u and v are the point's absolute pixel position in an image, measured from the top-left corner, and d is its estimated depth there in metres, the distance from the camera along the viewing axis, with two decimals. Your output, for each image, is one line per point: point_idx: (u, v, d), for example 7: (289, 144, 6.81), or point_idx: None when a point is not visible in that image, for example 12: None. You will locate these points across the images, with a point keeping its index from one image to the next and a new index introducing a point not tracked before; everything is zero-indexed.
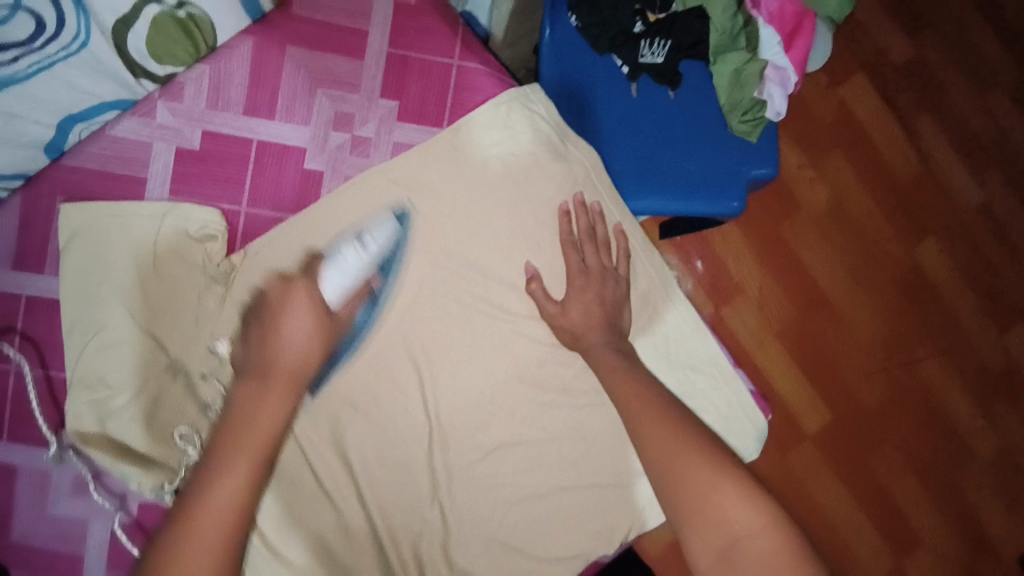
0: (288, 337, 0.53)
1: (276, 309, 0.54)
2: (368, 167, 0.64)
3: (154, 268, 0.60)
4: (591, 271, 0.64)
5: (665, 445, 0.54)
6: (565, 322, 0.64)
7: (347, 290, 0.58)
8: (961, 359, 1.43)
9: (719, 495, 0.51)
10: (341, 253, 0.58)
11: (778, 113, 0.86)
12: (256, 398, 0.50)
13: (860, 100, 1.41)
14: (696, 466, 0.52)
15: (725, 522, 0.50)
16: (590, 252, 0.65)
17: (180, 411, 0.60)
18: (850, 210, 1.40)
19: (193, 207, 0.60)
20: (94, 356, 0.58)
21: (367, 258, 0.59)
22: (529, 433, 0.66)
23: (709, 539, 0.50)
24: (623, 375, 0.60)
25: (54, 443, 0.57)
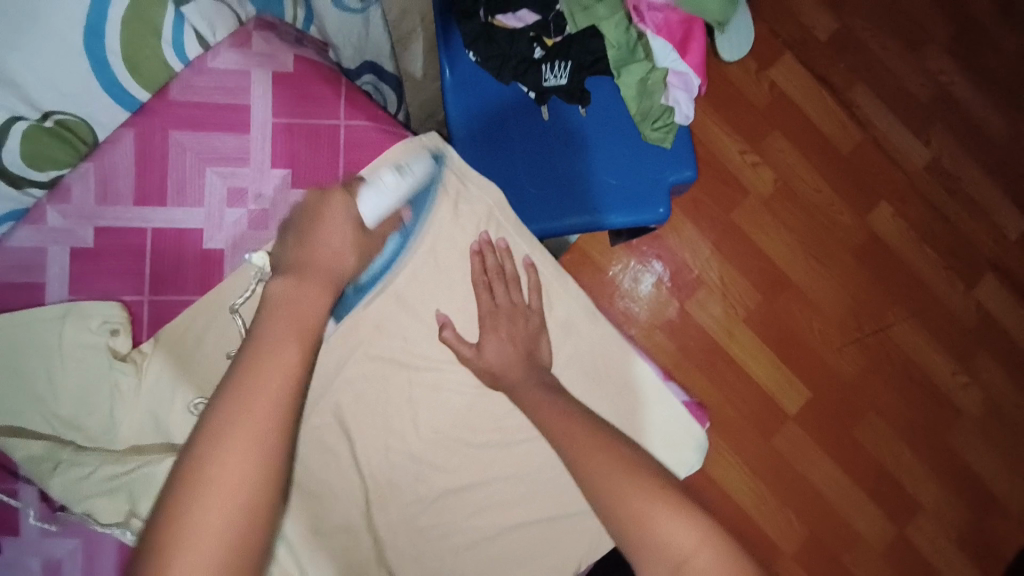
0: (323, 242, 0.55)
1: (314, 217, 0.56)
2: (268, 239, 0.64)
3: (63, 367, 0.60)
4: (500, 308, 0.66)
5: (598, 464, 0.54)
6: (482, 363, 0.65)
7: (384, 212, 0.60)
8: (933, 318, 1.43)
9: (652, 514, 0.50)
10: (377, 175, 0.61)
11: (686, 117, 0.86)
12: (298, 291, 0.50)
13: (791, 79, 1.43)
14: (626, 491, 0.52)
15: (667, 544, 0.48)
16: (500, 291, 0.67)
17: (148, 477, 0.58)
18: (799, 188, 1.41)
19: (91, 303, 0.60)
20: (27, 457, 0.57)
21: (402, 186, 0.62)
22: (468, 476, 0.66)
23: (655, 564, 0.49)
24: (549, 408, 0.61)
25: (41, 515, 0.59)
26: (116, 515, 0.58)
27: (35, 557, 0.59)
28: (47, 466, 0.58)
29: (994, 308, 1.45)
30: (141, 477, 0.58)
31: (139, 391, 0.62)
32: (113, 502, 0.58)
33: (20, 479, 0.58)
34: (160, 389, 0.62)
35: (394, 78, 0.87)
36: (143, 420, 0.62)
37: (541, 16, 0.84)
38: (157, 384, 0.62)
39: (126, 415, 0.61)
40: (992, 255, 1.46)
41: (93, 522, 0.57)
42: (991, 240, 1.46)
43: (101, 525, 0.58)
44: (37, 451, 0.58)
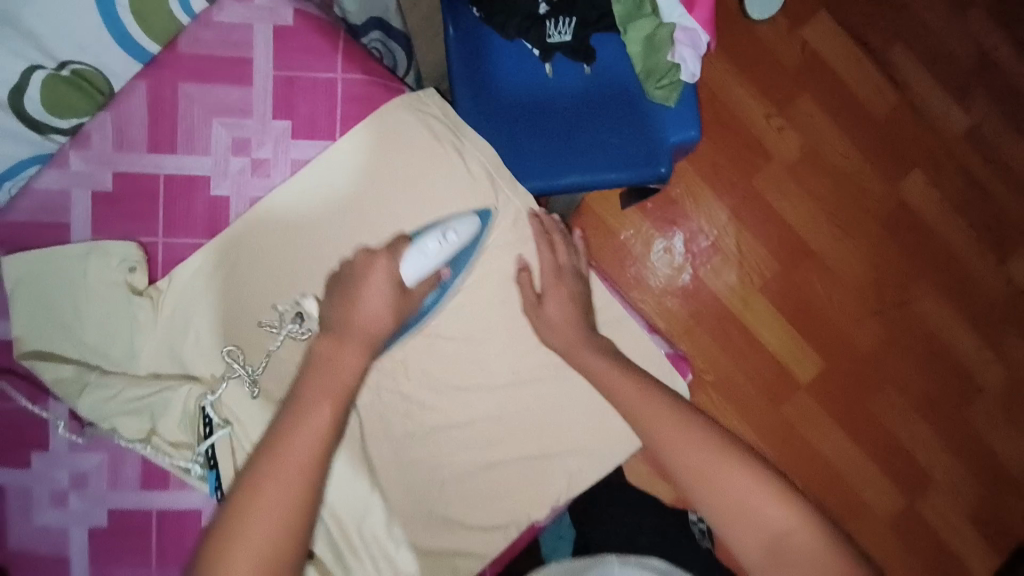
0: (366, 305, 0.61)
1: (359, 280, 0.62)
2: (271, 186, 0.68)
3: (87, 299, 0.66)
4: (562, 270, 0.71)
5: (688, 455, 0.57)
6: (547, 317, 0.69)
7: (424, 274, 0.64)
8: (960, 291, 1.39)
9: (754, 496, 0.54)
10: (425, 239, 0.64)
11: (692, 75, 0.84)
12: (338, 351, 0.58)
13: (822, 40, 1.37)
14: (727, 474, 0.56)
15: (769, 523, 0.53)
16: (562, 253, 0.71)
17: (170, 399, 0.66)
18: (826, 153, 1.37)
19: (111, 242, 0.65)
20: (57, 377, 0.65)
21: (446, 250, 0.65)
22: (457, 416, 0.70)
23: (754, 541, 0.54)
24: (618, 376, 0.65)
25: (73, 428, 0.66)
26: (138, 433, 0.66)
27: (64, 469, 0.66)
28: (76, 386, 0.65)
29: None
30: (163, 400, 0.66)
31: (155, 323, 0.67)
32: (137, 420, 0.66)
33: (51, 395, 0.66)
34: (176, 322, 0.68)
35: (404, 32, 0.88)
36: (160, 350, 0.68)
37: None
38: (173, 318, 0.67)
39: (146, 344, 0.67)
40: None
41: (118, 437, 0.65)
42: None
43: (126, 440, 0.66)
44: (69, 374, 0.65)
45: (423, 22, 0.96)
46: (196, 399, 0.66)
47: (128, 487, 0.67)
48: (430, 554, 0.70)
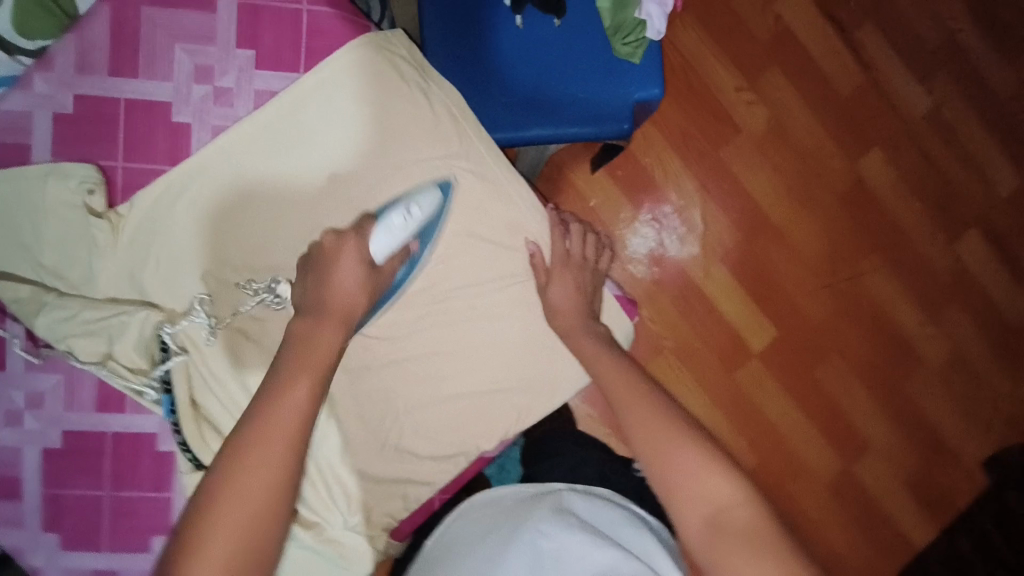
0: (340, 282, 0.61)
1: (331, 261, 0.62)
2: (234, 117, 0.68)
3: (45, 221, 0.66)
4: (573, 258, 0.75)
5: (646, 428, 0.60)
6: (556, 302, 0.72)
7: (394, 249, 0.64)
8: (907, 266, 1.43)
9: (700, 467, 0.56)
10: (390, 215, 0.64)
11: (658, 33, 0.86)
12: (312, 328, 0.58)
13: (796, 15, 1.40)
14: (679, 447, 0.58)
15: (711, 494, 0.54)
16: (574, 245, 0.76)
17: (129, 324, 0.67)
18: (791, 128, 1.41)
19: (70, 164, 0.65)
20: (14, 296, 0.65)
21: (412, 224, 0.65)
22: (412, 351, 0.73)
23: (692, 511, 0.54)
24: (607, 360, 0.69)
25: (30, 348, 0.66)
26: (94, 355, 0.67)
27: (20, 390, 0.67)
28: (35, 305, 0.65)
29: (974, 263, 1.44)
30: (122, 325, 0.67)
31: (113, 247, 0.67)
32: (96, 342, 0.66)
33: (7, 315, 0.66)
34: (134, 249, 0.68)
35: None
36: (119, 275, 0.68)
37: None
38: (131, 244, 0.68)
39: (104, 268, 0.68)
40: (979, 210, 1.45)
41: (70, 358, 0.66)
42: (980, 195, 1.44)
43: (81, 362, 0.66)
44: (25, 293, 0.65)
45: None
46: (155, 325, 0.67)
47: (85, 409, 0.68)
48: (380, 480, 0.73)
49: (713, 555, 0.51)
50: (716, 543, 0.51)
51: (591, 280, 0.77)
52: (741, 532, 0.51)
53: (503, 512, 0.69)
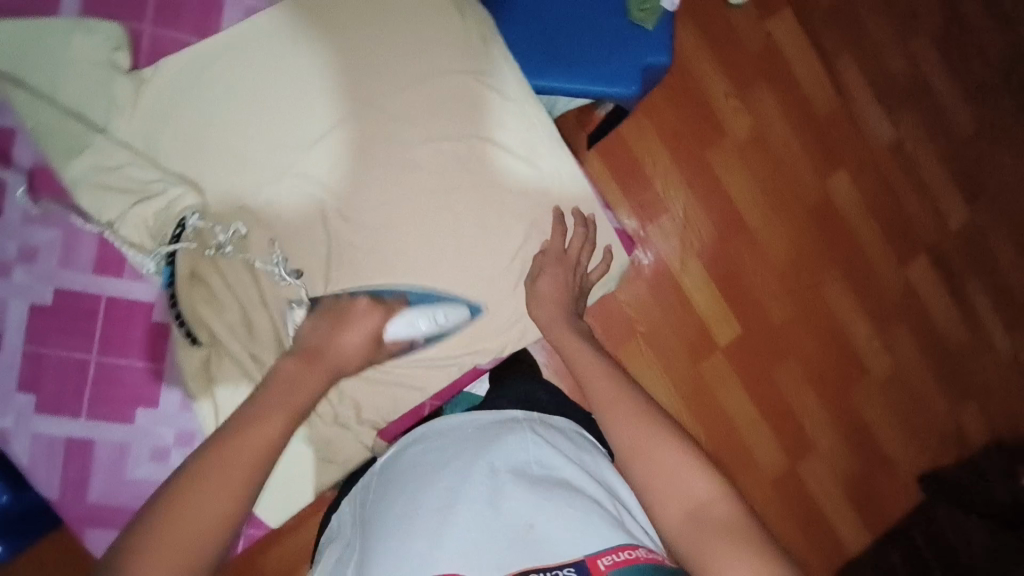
0: (346, 339, 0.66)
1: (340, 318, 0.67)
2: (269, 0, 0.72)
3: (67, 70, 0.66)
4: (567, 258, 0.74)
5: (628, 429, 0.59)
6: (538, 296, 0.73)
7: (402, 338, 0.71)
8: (862, 283, 1.51)
9: (680, 464, 0.56)
10: (417, 315, 0.71)
11: (672, 4, 0.94)
12: (301, 372, 0.61)
13: (785, 33, 1.48)
14: (661, 447, 0.57)
15: (690, 487, 0.54)
16: (574, 243, 0.75)
17: (147, 183, 0.68)
18: (772, 138, 1.47)
19: (98, 21, 0.67)
20: (31, 137, 0.66)
21: (431, 326, 0.72)
22: (413, 258, 0.73)
23: (672, 505, 0.54)
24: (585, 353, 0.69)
25: (27, 198, 0.66)
26: (105, 211, 0.67)
27: (11, 242, 0.66)
28: (52, 152, 0.66)
29: (921, 286, 1.55)
30: (141, 182, 0.68)
31: (138, 104, 0.68)
32: (112, 197, 0.67)
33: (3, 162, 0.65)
34: (154, 114, 0.69)
35: None
36: (137, 138, 0.68)
37: None
38: (152, 109, 0.68)
39: (122, 127, 0.68)
40: (928, 238, 1.56)
41: (76, 213, 0.67)
42: (931, 225, 1.56)
43: (86, 218, 0.67)
44: (44, 139, 0.66)
45: None
46: (173, 188, 0.68)
47: (79, 269, 0.67)
48: (373, 380, 0.74)
49: (697, 553, 0.50)
50: (699, 538, 0.51)
51: (580, 281, 0.76)
52: (720, 527, 0.51)
53: (459, 448, 0.63)
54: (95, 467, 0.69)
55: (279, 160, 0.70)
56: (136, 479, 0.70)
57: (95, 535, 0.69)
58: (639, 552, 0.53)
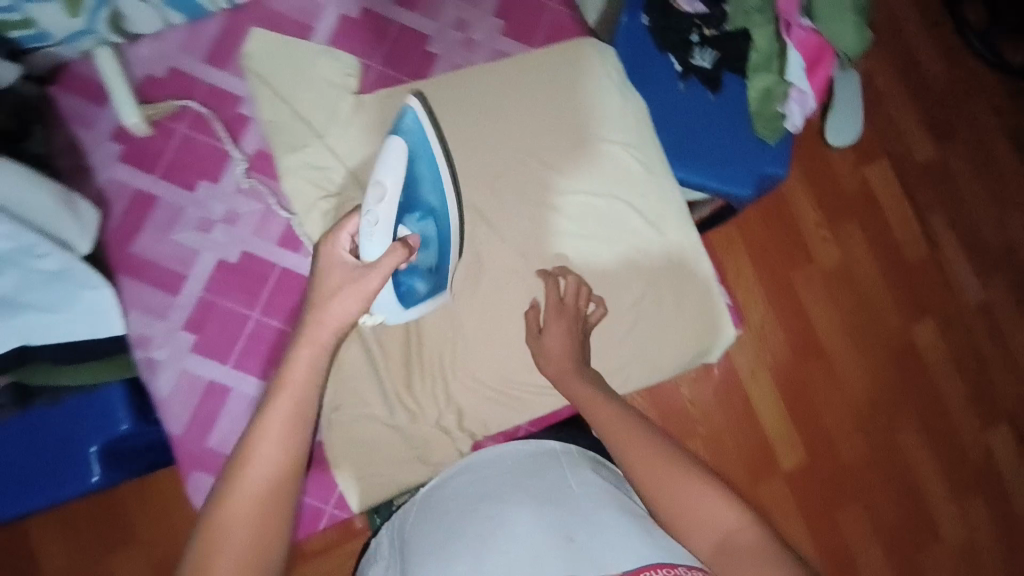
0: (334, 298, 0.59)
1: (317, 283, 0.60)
2: (472, 60, 0.85)
3: (306, 85, 0.81)
4: (565, 308, 0.77)
5: (655, 478, 0.61)
6: (545, 348, 0.77)
7: (378, 238, 0.64)
8: (940, 440, 1.45)
9: (707, 498, 0.58)
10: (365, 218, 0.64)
11: (795, 126, 1.03)
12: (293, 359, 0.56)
13: (880, 182, 1.50)
14: (683, 481, 0.60)
15: (715, 519, 0.57)
16: (570, 292, 0.78)
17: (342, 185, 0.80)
18: (858, 275, 1.47)
19: (343, 53, 0.82)
20: (268, 133, 0.80)
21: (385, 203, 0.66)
22: (546, 291, 0.81)
23: (703, 538, 0.57)
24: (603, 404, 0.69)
25: (243, 175, 0.80)
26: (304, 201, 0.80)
27: (220, 205, 0.80)
28: (278, 147, 0.80)
29: (1001, 458, 1.46)
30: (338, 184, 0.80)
31: (349, 120, 0.81)
32: (310, 190, 0.80)
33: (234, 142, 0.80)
34: (360, 128, 0.81)
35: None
36: (343, 146, 0.81)
37: (708, 10, 1.04)
38: (361, 125, 0.81)
39: (334, 136, 0.81)
40: (1012, 409, 1.49)
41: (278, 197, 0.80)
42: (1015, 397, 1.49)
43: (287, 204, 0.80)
44: (274, 134, 0.80)
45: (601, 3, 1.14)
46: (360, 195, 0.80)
47: (267, 239, 0.80)
48: (485, 389, 0.80)
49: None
50: (729, 565, 0.54)
51: (582, 327, 0.78)
52: (748, 551, 0.53)
53: (500, 483, 0.65)
54: (224, 412, 0.77)
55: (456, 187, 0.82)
56: None
57: (197, 476, 0.76)
58: (678, 572, 0.55)
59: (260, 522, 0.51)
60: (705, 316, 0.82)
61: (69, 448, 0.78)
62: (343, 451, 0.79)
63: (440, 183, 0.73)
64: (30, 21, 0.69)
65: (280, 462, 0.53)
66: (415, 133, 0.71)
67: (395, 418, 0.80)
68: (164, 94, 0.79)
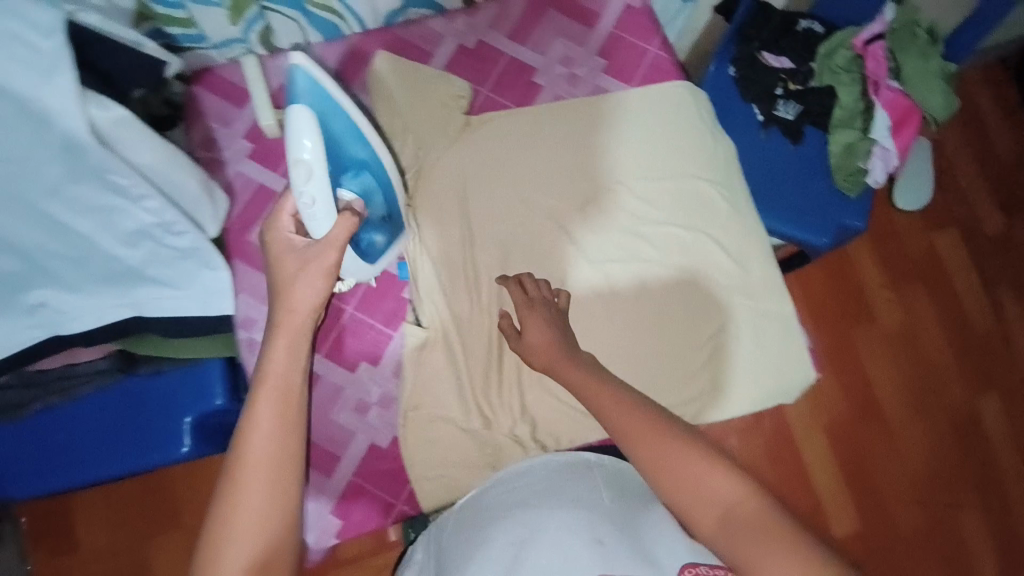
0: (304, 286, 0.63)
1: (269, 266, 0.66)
2: (574, 94, 0.90)
3: (422, 103, 0.88)
4: (533, 301, 0.75)
5: (649, 450, 0.57)
6: (525, 346, 0.73)
7: (320, 212, 0.67)
8: (1002, 522, 1.36)
9: (703, 474, 0.55)
10: (300, 199, 0.66)
11: (876, 181, 1.05)
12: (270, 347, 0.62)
13: (951, 250, 1.49)
14: (677, 454, 0.56)
15: (712, 492, 0.54)
16: (529, 285, 0.77)
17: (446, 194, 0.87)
18: (922, 339, 1.44)
19: (457, 78, 0.89)
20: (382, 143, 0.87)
21: (314, 176, 0.66)
22: (627, 314, 0.85)
23: (702, 513, 0.54)
24: (590, 378, 0.67)
25: None
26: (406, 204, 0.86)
27: None
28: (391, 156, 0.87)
29: None
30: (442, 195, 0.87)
31: (458, 136, 0.88)
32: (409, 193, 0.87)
33: None
34: (469, 145, 0.88)
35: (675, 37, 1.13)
36: (450, 161, 0.87)
37: (795, 66, 1.08)
38: (468, 142, 0.88)
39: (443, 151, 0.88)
40: None
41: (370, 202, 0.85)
42: None
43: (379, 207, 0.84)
44: (392, 144, 0.87)
45: (691, 52, 1.20)
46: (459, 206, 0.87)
47: None
48: (563, 403, 0.84)
49: (736, 554, 0.51)
50: (734, 540, 0.52)
51: (559, 314, 0.75)
52: (751, 527, 0.51)
53: (529, 493, 0.66)
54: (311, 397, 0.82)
55: (551, 208, 0.87)
56: (335, 420, 0.82)
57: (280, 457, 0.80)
58: (701, 572, 0.57)
59: (272, 500, 0.55)
60: (784, 356, 0.83)
61: (167, 420, 0.83)
62: (416, 450, 0.82)
63: (354, 127, 0.73)
64: (184, 20, 0.75)
65: (276, 445, 0.57)
66: (311, 92, 0.68)
67: (469, 422, 0.82)
68: None
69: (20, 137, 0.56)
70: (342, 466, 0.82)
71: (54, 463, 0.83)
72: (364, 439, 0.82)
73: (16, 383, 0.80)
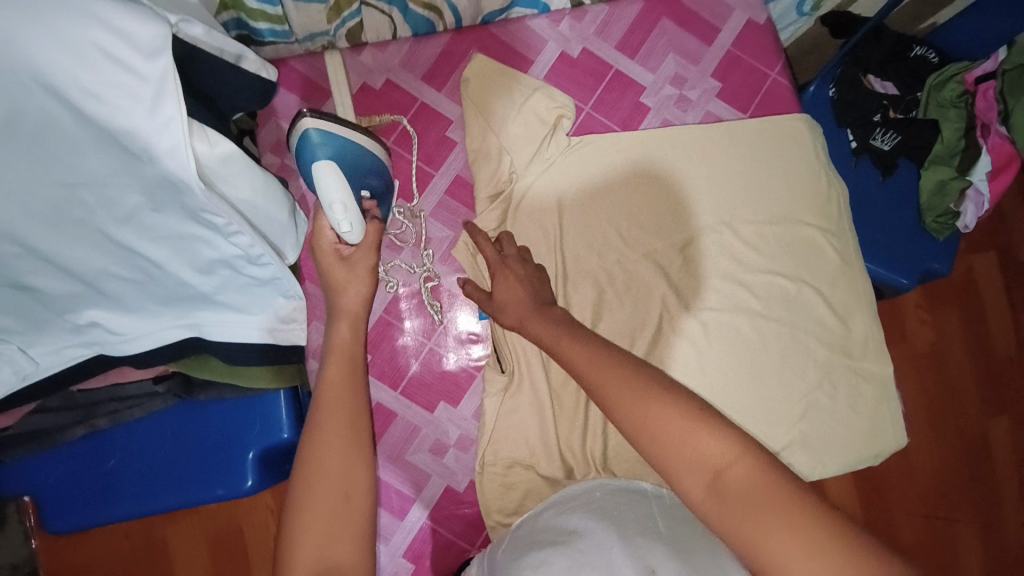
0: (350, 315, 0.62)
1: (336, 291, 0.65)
2: (683, 118, 0.83)
3: (517, 119, 0.79)
4: (506, 259, 0.72)
5: (638, 412, 0.54)
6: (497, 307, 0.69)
7: (356, 226, 0.66)
8: (997, 547, 1.23)
9: (696, 441, 0.52)
10: (336, 221, 0.65)
11: (966, 226, 0.99)
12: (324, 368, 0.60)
13: (987, 272, 1.29)
14: (664, 414, 0.53)
15: (701, 454, 0.51)
16: (502, 245, 0.73)
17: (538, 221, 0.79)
18: (949, 358, 1.26)
19: (557, 91, 0.79)
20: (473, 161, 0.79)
21: (344, 199, 0.65)
22: (721, 366, 0.78)
23: (691, 482, 0.51)
24: (581, 346, 0.61)
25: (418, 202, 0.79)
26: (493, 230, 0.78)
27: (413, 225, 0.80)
28: (486, 172, 0.79)
29: None
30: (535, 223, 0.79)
31: (555, 156, 0.80)
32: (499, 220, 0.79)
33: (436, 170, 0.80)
34: (566, 165, 0.80)
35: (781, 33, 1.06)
36: (544, 181, 0.80)
37: (898, 93, 1.02)
38: (566, 162, 0.80)
39: (538, 173, 0.80)
40: None
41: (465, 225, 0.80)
42: None
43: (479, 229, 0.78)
44: (484, 159, 0.79)
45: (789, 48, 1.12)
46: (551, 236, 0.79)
47: (452, 267, 0.80)
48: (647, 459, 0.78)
49: (733, 518, 0.48)
50: (727, 508, 0.49)
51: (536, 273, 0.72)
52: (743, 493, 0.49)
53: (587, 516, 0.62)
54: (385, 437, 0.78)
55: (646, 243, 0.80)
56: (412, 461, 0.78)
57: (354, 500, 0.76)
58: None
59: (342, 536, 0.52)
60: (875, 417, 0.81)
61: (230, 454, 0.78)
62: (493, 497, 0.76)
63: (367, 156, 0.69)
64: (276, 15, 0.68)
65: (340, 471, 0.54)
66: (325, 144, 0.66)
67: (552, 471, 0.76)
68: (382, 107, 0.79)
69: (107, 165, 0.49)
70: (416, 508, 0.78)
71: (101, 488, 0.78)
72: (441, 482, 0.78)
73: (60, 405, 0.73)
